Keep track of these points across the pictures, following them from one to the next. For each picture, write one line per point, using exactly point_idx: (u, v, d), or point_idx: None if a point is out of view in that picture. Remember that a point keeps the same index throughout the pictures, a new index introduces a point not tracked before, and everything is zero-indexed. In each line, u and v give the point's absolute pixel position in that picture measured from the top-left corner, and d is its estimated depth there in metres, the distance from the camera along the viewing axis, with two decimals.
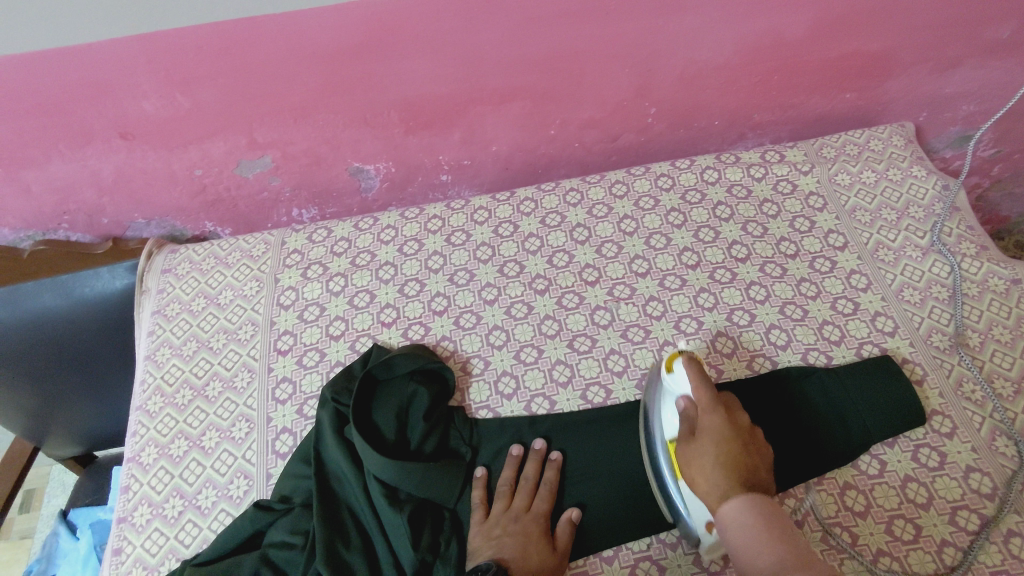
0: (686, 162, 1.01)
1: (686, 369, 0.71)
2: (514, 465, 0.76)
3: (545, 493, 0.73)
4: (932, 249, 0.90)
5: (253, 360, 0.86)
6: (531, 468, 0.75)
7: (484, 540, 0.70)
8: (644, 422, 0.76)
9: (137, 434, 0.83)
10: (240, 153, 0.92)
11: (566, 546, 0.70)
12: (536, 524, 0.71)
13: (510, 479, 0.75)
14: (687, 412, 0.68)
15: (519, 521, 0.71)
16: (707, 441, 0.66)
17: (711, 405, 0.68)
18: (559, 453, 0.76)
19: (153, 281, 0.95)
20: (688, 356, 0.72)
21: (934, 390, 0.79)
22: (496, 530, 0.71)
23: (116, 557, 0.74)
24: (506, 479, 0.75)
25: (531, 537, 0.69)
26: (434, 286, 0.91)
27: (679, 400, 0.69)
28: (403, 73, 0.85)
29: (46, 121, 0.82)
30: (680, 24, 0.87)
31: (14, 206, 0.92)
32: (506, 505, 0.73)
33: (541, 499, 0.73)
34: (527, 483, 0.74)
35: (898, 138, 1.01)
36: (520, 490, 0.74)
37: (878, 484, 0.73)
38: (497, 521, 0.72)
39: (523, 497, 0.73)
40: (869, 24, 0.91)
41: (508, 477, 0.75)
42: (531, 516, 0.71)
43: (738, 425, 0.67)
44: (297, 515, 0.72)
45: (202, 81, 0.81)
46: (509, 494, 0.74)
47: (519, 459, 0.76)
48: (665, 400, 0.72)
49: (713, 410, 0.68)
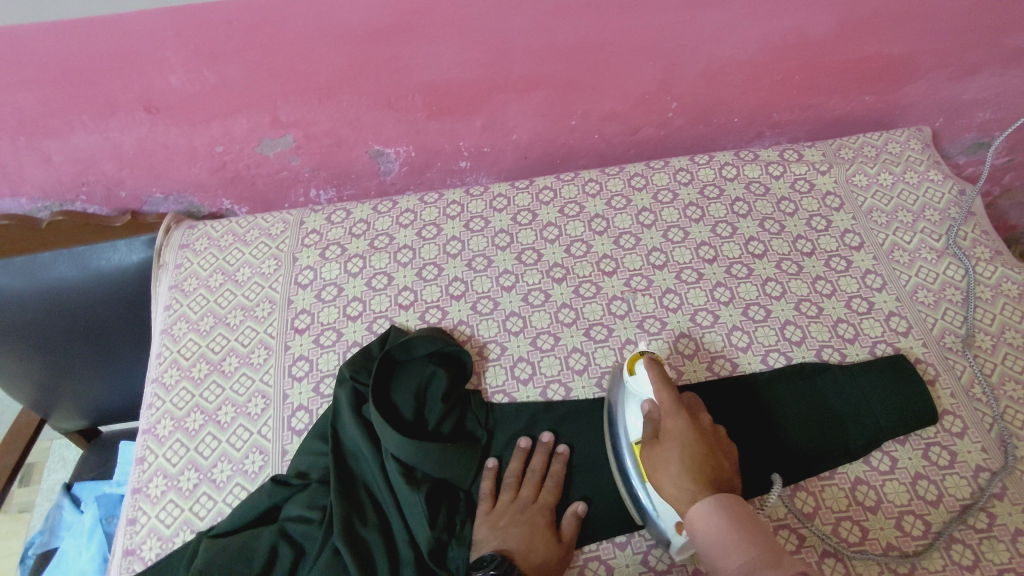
0: (705, 157, 1.01)
1: (649, 370, 0.70)
2: (521, 457, 0.76)
3: (552, 486, 0.73)
4: (947, 252, 0.91)
5: (270, 337, 0.86)
6: (539, 462, 0.75)
7: (490, 530, 0.70)
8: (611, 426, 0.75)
9: (152, 406, 0.83)
10: (262, 131, 0.92)
11: (572, 538, 0.70)
12: (543, 515, 0.71)
13: (517, 471, 0.75)
14: (651, 415, 0.68)
15: (526, 512, 0.71)
16: (672, 444, 0.64)
17: (674, 408, 0.67)
18: (566, 446, 0.77)
19: (170, 256, 0.95)
20: (651, 358, 0.72)
21: (946, 390, 0.80)
22: (503, 520, 0.71)
23: (130, 527, 0.75)
24: (513, 470, 0.75)
25: (537, 528, 0.70)
26: (452, 270, 0.91)
27: (644, 404, 0.69)
28: (429, 57, 0.86)
29: (72, 91, 0.82)
30: (706, 19, 0.87)
31: (33, 175, 0.92)
32: (513, 496, 0.73)
33: (547, 491, 0.73)
34: (534, 475, 0.74)
35: (916, 141, 1.02)
36: (527, 482, 0.74)
37: (889, 480, 0.74)
38: (503, 512, 0.72)
39: (531, 488, 0.73)
40: (893, 27, 0.92)
41: (516, 468, 0.75)
42: (538, 507, 0.72)
43: (702, 426, 0.67)
44: (313, 491, 0.73)
45: (230, 57, 0.81)
46: (517, 485, 0.74)
47: (527, 452, 0.76)
48: (629, 402, 0.71)
49: (676, 413, 0.66)
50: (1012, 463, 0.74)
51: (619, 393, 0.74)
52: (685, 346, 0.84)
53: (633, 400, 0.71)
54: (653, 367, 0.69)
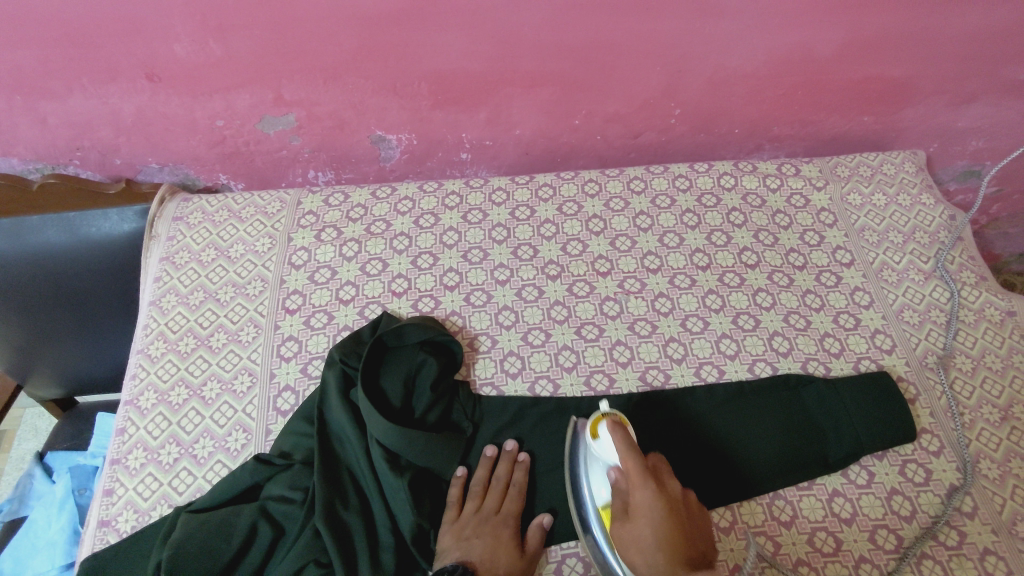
0: (705, 166, 1.02)
1: (613, 435, 0.66)
2: (487, 466, 0.75)
3: (515, 494, 0.73)
4: (935, 274, 0.92)
5: (260, 316, 0.86)
6: (503, 470, 0.75)
7: (454, 540, 0.69)
8: (575, 488, 0.71)
9: (136, 377, 0.82)
10: (265, 108, 0.91)
11: (535, 551, 0.69)
12: (506, 526, 0.70)
13: (483, 480, 0.74)
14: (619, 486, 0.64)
15: (489, 523, 0.70)
16: (644, 521, 0.61)
17: (643, 479, 0.63)
18: (527, 454, 0.76)
19: (163, 227, 0.94)
20: (614, 419, 0.68)
21: (925, 409, 0.81)
22: (467, 531, 0.70)
23: (106, 498, 0.74)
24: (479, 479, 0.74)
25: (500, 540, 0.69)
26: (447, 260, 0.91)
27: (611, 472, 0.65)
28: (439, 45, 0.86)
29: (73, 52, 0.80)
30: (716, 28, 0.88)
31: (26, 136, 0.91)
32: (478, 505, 0.72)
33: (511, 499, 0.72)
34: (499, 484, 0.74)
35: (911, 164, 1.03)
36: (491, 491, 0.73)
37: (865, 493, 0.75)
38: (467, 523, 0.71)
39: (495, 498, 0.72)
40: (896, 50, 0.93)
41: (481, 477, 0.74)
42: (501, 518, 0.71)
43: (671, 496, 0.63)
44: (297, 471, 0.72)
45: (237, 30, 0.81)
46: (482, 495, 0.73)
47: (492, 461, 0.75)
48: (595, 467, 0.68)
49: (645, 484, 0.62)
50: (969, 482, 0.76)
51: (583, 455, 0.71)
52: (674, 351, 0.85)
53: (598, 465, 0.68)
54: (618, 433, 0.66)
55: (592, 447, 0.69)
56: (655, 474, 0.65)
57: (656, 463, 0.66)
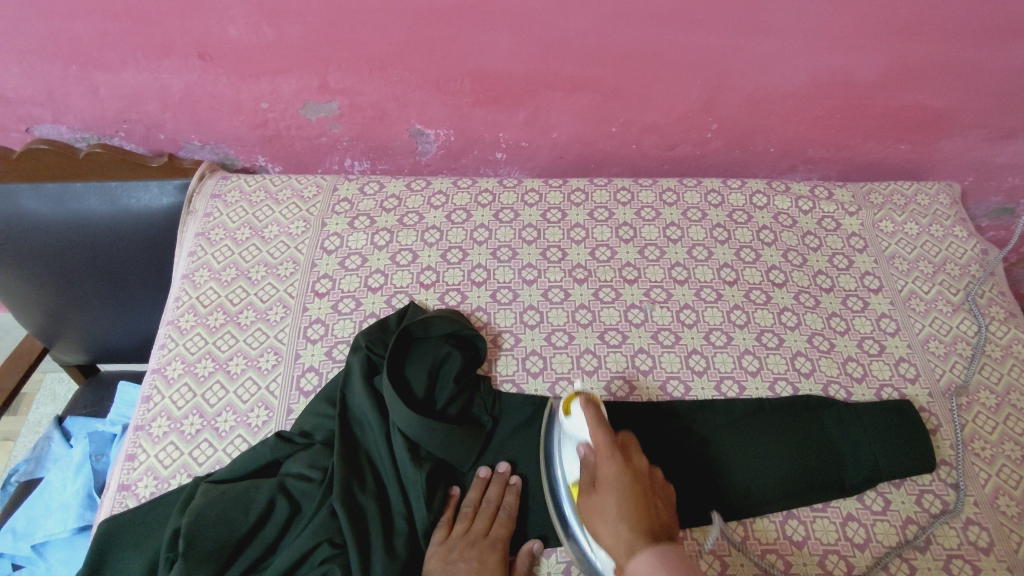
0: (739, 182, 1.02)
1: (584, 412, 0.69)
2: (478, 487, 0.74)
3: (504, 518, 0.71)
4: (963, 307, 0.92)
5: (289, 297, 0.87)
6: (494, 492, 0.73)
7: (440, 562, 0.67)
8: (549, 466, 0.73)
9: (164, 346, 0.84)
10: (309, 94, 0.93)
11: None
12: (494, 551, 0.69)
13: (473, 501, 0.72)
14: (587, 460, 0.66)
15: (477, 547, 0.68)
16: (608, 492, 0.62)
17: (610, 453, 0.65)
18: (519, 478, 0.75)
19: (201, 203, 0.96)
20: (586, 398, 0.70)
21: (946, 441, 0.81)
22: (454, 553, 0.68)
23: (128, 463, 0.75)
24: (470, 500, 0.73)
25: (487, 565, 0.67)
26: (476, 256, 0.92)
27: (579, 447, 0.68)
28: (484, 44, 0.87)
29: (131, 26, 0.83)
30: (760, 47, 0.88)
31: (77, 105, 0.93)
32: (466, 527, 0.70)
33: (500, 524, 0.71)
34: (489, 506, 0.72)
35: (945, 197, 1.03)
36: (481, 513, 0.71)
37: (880, 520, 0.75)
38: (455, 544, 0.69)
39: (484, 520, 0.71)
40: (940, 81, 0.93)
41: (473, 498, 0.73)
42: (489, 542, 0.69)
43: (635, 469, 0.64)
44: (316, 451, 0.73)
45: (291, 16, 0.82)
46: (471, 516, 0.71)
47: (484, 483, 0.74)
48: (566, 443, 0.70)
49: (611, 458, 0.64)
50: (971, 511, 0.75)
51: (556, 431, 0.73)
52: (696, 363, 0.85)
53: (570, 441, 0.70)
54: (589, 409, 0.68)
55: (563, 424, 0.71)
56: (623, 450, 0.66)
57: (624, 440, 0.68)
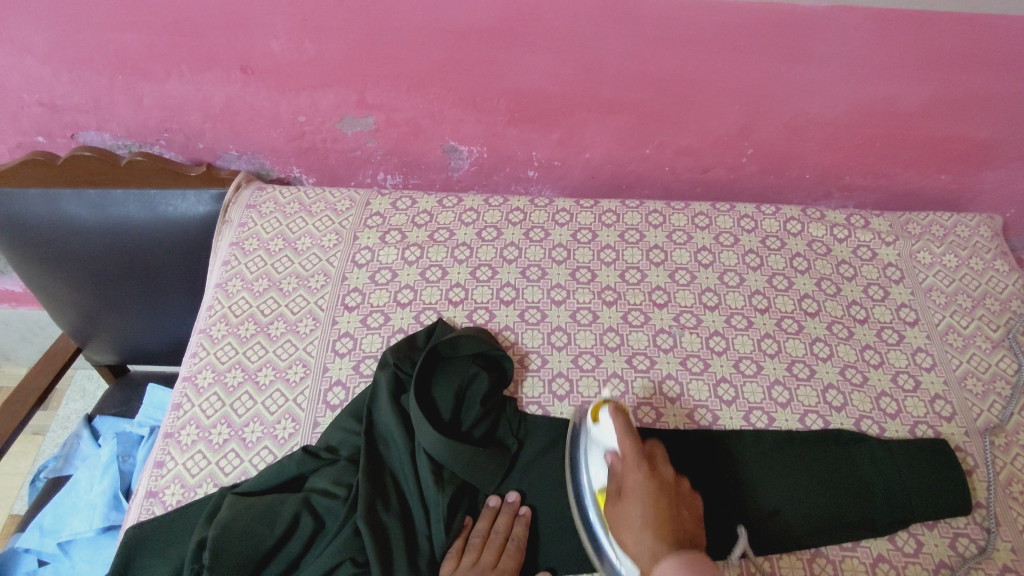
0: (772, 208, 1.00)
1: (613, 420, 0.69)
2: (489, 517, 0.73)
3: (513, 550, 0.70)
4: (1003, 344, 0.89)
5: (320, 309, 0.88)
6: (503, 523, 0.72)
7: None
8: (573, 473, 0.73)
9: (196, 354, 0.85)
10: (346, 109, 0.94)
11: None
12: None
13: (483, 532, 0.71)
14: (613, 469, 0.67)
15: None
16: (633, 500, 0.63)
17: (636, 462, 0.66)
18: (529, 508, 0.75)
19: (237, 214, 0.98)
20: (616, 407, 0.71)
21: (982, 483, 0.78)
22: None
23: (156, 470, 0.76)
24: (480, 531, 0.72)
25: None
26: (506, 275, 0.92)
27: (606, 455, 0.68)
28: (522, 64, 0.87)
29: (177, 39, 0.84)
30: (800, 73, 0.87)
31: (121, 114, 0.95)
32: (475, 559, 0.69)
33: (509, 555, 0.70)
34: (498, 537, 0.71)
35: (987, 229, 1.00)
36: (490, 544, 0.70)
37: (912, 563, 0.73)
38: None
39: (492, 552, 0.69)
40: (985, 112, 0.91)
41: (482, 528, 0.72)
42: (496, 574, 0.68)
43: (663, 478, 0.65)
44: (342, 467, 0.74)
45: (333, 32, 0.84)
46: (480, 547, 0.70)
47: (494, 512, 0.73)
48: (592, 450, 0.71)
49: (636, 467, 0.65)
50: (1009, 559, 0.73)
51: (582, 439, 0.73)
52: (724, 392, 0.83)
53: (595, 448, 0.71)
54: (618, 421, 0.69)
55: (592, 432, 0.72)
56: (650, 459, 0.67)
57: (652, 450, 0.68)
